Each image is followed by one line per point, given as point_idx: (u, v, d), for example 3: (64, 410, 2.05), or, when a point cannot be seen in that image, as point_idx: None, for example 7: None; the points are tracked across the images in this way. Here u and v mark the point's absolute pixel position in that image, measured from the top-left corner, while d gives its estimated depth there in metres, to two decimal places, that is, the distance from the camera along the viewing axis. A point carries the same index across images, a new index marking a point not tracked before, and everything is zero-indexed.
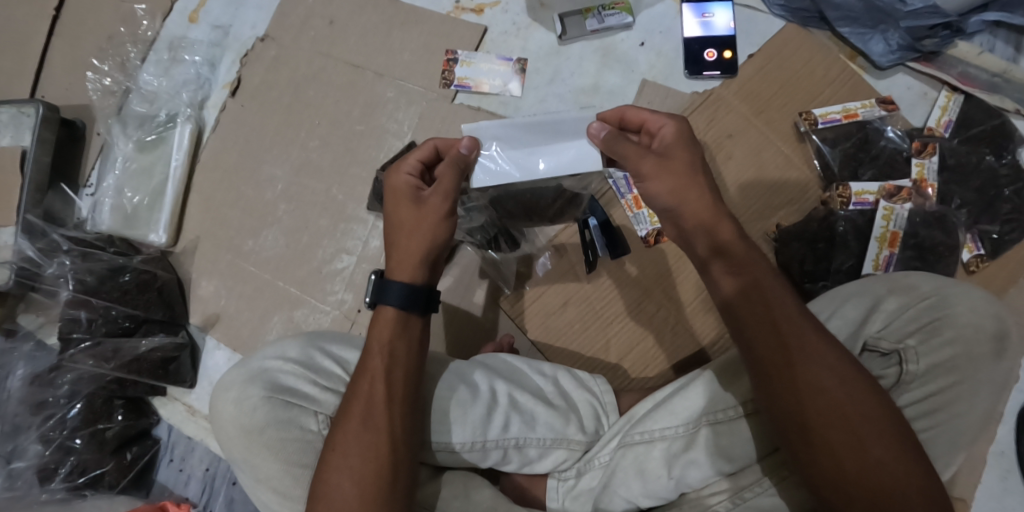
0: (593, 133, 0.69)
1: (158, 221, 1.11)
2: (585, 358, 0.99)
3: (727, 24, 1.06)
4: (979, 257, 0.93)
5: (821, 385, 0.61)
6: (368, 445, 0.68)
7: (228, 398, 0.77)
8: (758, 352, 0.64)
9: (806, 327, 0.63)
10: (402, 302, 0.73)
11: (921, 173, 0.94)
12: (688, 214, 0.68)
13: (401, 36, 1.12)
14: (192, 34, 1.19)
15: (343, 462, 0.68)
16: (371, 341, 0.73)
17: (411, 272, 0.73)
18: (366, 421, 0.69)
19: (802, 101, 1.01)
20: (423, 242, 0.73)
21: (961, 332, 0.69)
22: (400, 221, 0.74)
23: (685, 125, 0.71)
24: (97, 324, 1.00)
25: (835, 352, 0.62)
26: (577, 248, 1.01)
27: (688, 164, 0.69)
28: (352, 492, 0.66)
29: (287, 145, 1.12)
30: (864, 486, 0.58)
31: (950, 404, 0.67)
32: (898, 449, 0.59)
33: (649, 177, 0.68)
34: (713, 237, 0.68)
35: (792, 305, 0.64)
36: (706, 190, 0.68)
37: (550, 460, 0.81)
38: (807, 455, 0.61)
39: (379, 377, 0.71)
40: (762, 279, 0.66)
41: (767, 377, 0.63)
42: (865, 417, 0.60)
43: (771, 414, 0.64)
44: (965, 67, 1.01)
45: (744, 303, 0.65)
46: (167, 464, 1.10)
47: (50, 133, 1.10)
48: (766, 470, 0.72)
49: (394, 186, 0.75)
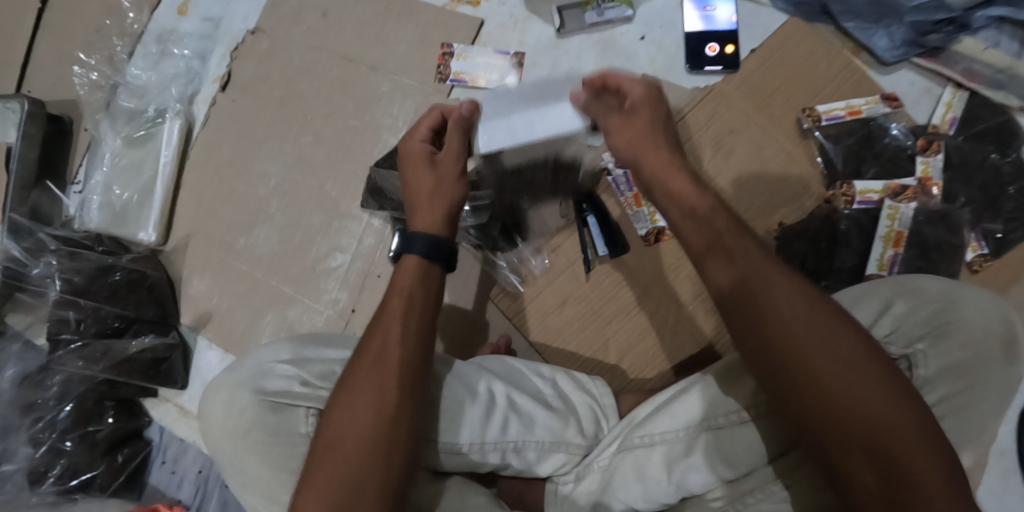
0: (575, 99, 0.76)
1: (147, 219, 1.09)
2: (584, 359, 0.97)
3: (729, 18, 1.04)
4: (983, 257, 0.91)
5: (790, 328, 0.60)
6: (381, 384, 0.67)
7: (218, 400, 0.75)
8: (736, 315, 0.63)
9: (776, 283, 0.62)
10: (427, 252, 0.73)
11: (926, 172, 0.92)
12: (648, 167, 0.72)
13: (396, 29, 1.10)
14: (181, 26, 1.16)
15: (350, 398, 0.67)
16: (392, 288, 0.72)
17: (435, 225, 0.74)
18: (378, 360, 0.68)
19: (803, 98, 0.99)
20: (445, 202, 0.75)
21: (972, 336, 0.67)
22: (418, 184, 0.76)
23: (656, 89, 0.76)
24: (86, 325, 0.97)
25: (813, 304, 0.61)
26: (576, 246, 0.99)
27: (651, 122, 0.74)
28: (353, 433, 0.65)
29: (280, 140, 1.10)
30: (859, 434, 0.57)
31: (965, 409, 0.65)
32: (892, 398, 0.57)
33: (614, 131, 0.74)
34: (675, 199, 0.69)
35: (755, 253, 0.64)
36: (665, 148, 0.72)
37: (549, 464, 0.80)
38: (797, 406, 0.59)
39: (396, 321, 0.70)
40: (723, 228, 0.66)
41: (741, 324, 0.63)
42: (841, 357, 0.59)
43: (757, 373, 0.62)
44: (970, 62, 0.97)
45: (710, 254, 0.66)
46: (160, 466, 1.08)
47: (36, 129, 1.07)
48: (781, 474, 0.69)
49: (408, 152, 0.78)
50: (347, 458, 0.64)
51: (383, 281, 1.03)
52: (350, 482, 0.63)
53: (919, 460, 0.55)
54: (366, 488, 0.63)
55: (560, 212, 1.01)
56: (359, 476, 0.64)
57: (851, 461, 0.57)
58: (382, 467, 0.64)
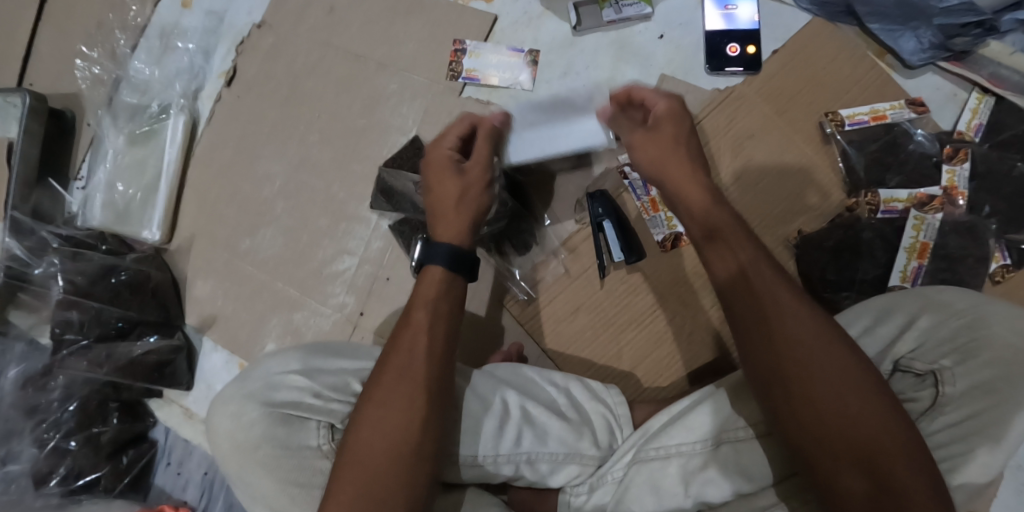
0: (601, 112, 0.85)
1: (152, 218, 1.06)
2: (597, 366, 0.95)
3: (750, 17, 1.01)
4: (1005, 268, 0.89)
5: (797, 338, 0.61)
6: (407, 395, 0.66)
7: (226, 412, 0.74)
8: (737, 313, 0.65)
9: (780, 290, 0.63)
10: (450, 262, 0.72)
11: (952, 180, 0.90)
12: (671, 180, 0.73)
13: (405, 25, 1.07)
14: (184, 20, 1.13)
15: (377, 410, 0.65)
16: (415, 298, 0.70)
17: (453, 231, 0.73)
18: (403, 372, 0.67)
19: (826, 100, 0.96)
20: (472, 210, 0.75)
21: (999, 355, 0.64)
22: (445, 191, 0.75)
23: (678, 102, 0.77)
24: (88, 326, 0.96)
25: (809, 310, 0.62)
26: (591, 251, 0.97)
27: (675, 138, 0.74)
28: (379, 446, 0.64)
29: (286, 139, 1.07)
30: (846, 441, 0.58)
31: (987, 428, 0.62)
32: (883, 411, 0.58)
33: (637, 147, 0.76)
34: (690, 208, 0.71)
35: (766, 266, 0.65)
36: (688, 159, 0.73)
37: (562, 475, 0.78)
38: (787, 406, 0.61)
39: (421, 334, 0.68)
40: (734, 237, 0.67)
41: (748, 333, 0.64)
42: (843, 370, 0.60)
43: (751, 372, 0.64)
44: (996, 67, 0.94)
45: (720, 261, 0.67)
46: (165, 468, 1.07)
47: (38, 125, 1.05)
48: (783, 495, 0.67)
49: (435, 161, 0.77)
50: (372, 471, 0.63)
51: (391, 285, 1.01)
52: (373, 494, 0.62)
53: (904, 473, 0.56)
54: (391, 500, 0.62)
55: (574, 218, 0.99)
56: (386, 486, 0.63)
57: (835, 465, 0.58)
58: (407, 480, 0.64)
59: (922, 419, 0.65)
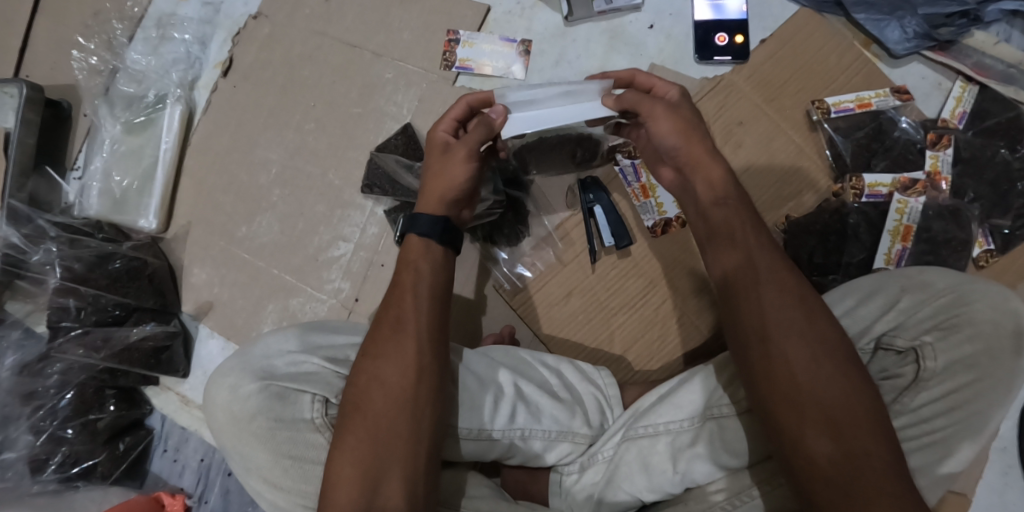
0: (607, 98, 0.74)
1: (148, 206, 1.07)
2: (588, 350, 0.96)
3: (738, 8, 1.02)
4: (990, 253, 0.91)
5: (779, 301, 0.64)
6: (407, 347, 0.69)
7: (225, 385, 0.75)
8: (731, 279, 0.68)
9: (771, 260, 0.67)
10: (426, 229, 0.75)
11: (935, 165, 0.91)
12: (687, 157, 0.74)
13: (401, 14, 1.08)
14: (181, 11, 1.14)
15: (382, 358, 0.69)
16: (409, 257, 0.74)
17: (436, 206, 0.76)
18: (407, 324, 0.70)
19: (814, 89, 0.98)
20: (440, 187, 0.76)
21: (981, 329, 0.66)
22: (428, 170, 0.79)
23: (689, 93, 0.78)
24: (86, 313, 0.97)
25: (796, 281, 0.65)
26: (583, 237, 0.99)
27: (690, 117, 0.75)
28: (386, 392, 0.67)
29: (282, 127, 1.09)
30: (815, 400, 0.60)
31: (969, 403, 0.65)
32: (853, 378, 0.61)
33: (658, 118, 0.74)
34: (703, 174, 0.73)
35: (762, 236, 0.69)
36: (706, 138, 0.74)
37: (555, 453, 0.79)
38: (764, 368, 0.63)
39: (433, 289, 0.72)
40: (739, 210, 0.70)
41: (736, 298, 0.67)
42: (819, 334, 0.62)
43: (734, 335, 0.66)
44: (981, 57, 0.96)
45: (722, 228, 0.70)
46: (161, 454, 1.08)
47: (34, 114, 1.06)
48: (758, 478, 0.68)
49: (431, 141, 0.81)
50: (379, 422, 0.66)
51: (386, 271, 1.02)
52: (376, 444, 0.65)
53: (866, 438, 0.58)
54: (388, 454, 0.65)
55: (566, 203, 1.00)
56: (387, 441, 0.65)
57: (801, 426, 0.60)
58: (403, 436, 0.66)
59: (905, 395, 0.66)
